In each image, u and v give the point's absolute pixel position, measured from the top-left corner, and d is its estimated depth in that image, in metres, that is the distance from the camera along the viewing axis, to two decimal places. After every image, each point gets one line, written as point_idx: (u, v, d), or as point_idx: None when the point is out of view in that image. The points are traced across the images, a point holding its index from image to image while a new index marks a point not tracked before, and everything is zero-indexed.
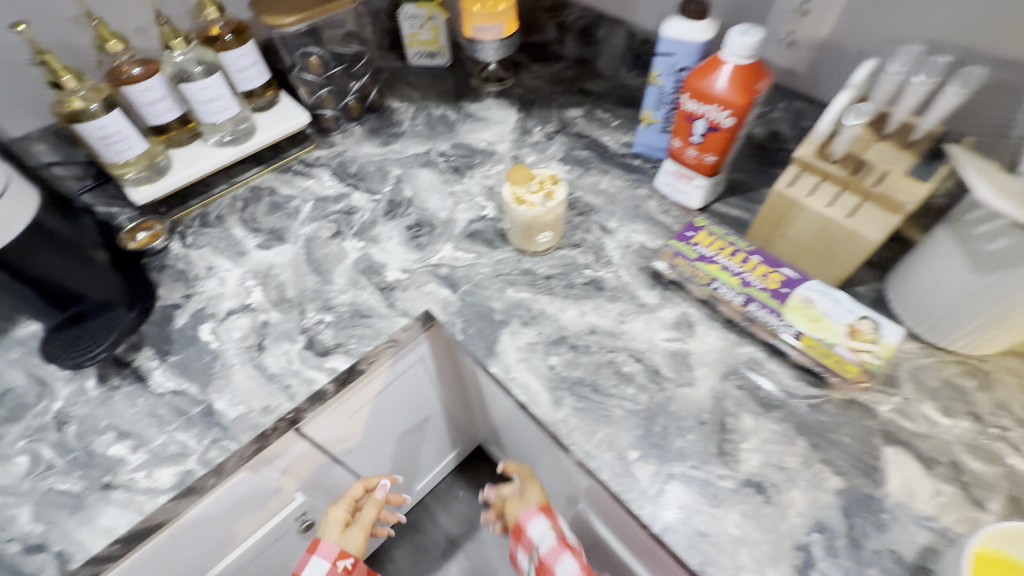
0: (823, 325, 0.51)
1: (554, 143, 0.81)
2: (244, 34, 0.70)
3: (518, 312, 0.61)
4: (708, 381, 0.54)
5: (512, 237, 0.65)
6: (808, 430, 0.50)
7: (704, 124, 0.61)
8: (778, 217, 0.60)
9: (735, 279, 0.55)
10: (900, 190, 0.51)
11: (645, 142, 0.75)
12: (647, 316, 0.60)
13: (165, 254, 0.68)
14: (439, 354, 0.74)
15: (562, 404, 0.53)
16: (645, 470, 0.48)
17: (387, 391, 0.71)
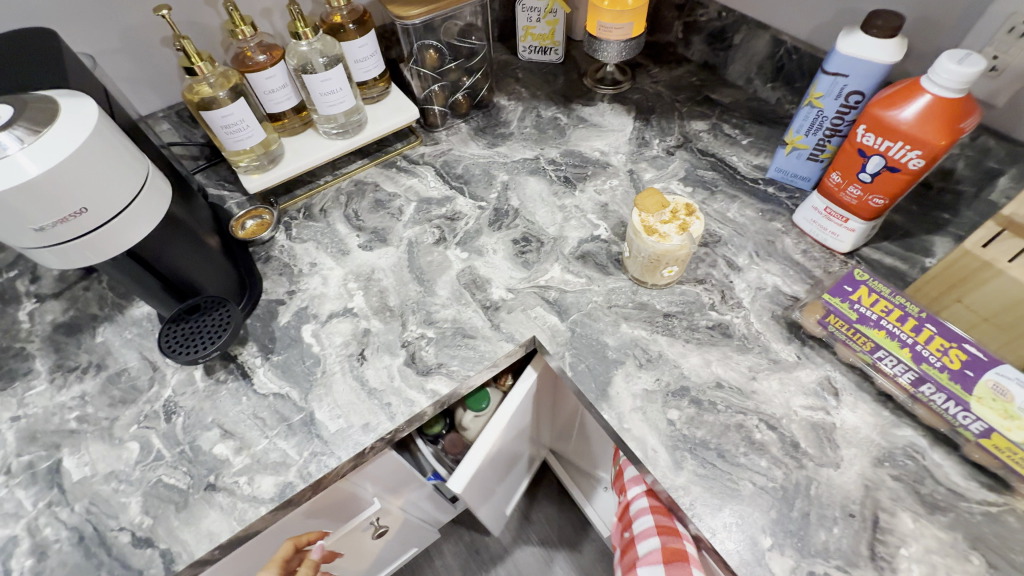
0: (1021, 425, 0.42)
1: (676, 158, 0.73)
2: (366, 23, 0.66)
3: (634, 352, 0.55)
4: (857, 465, 0.47)
5: (631, 266, 0.59)
6: (986, 545, 0.42)
7: (881, 162, 0.51)
8: (959, 280, 0.50)
9: (906, 351, 0.47)
10: None
11: (783, 167, 0.66)
12: (783, 375, 0.52)
13: (270, 244, 0.67)
14: (548, 392, 0.72)
15: (683, 467, 0.48)
16: (780, 564, 0.42)
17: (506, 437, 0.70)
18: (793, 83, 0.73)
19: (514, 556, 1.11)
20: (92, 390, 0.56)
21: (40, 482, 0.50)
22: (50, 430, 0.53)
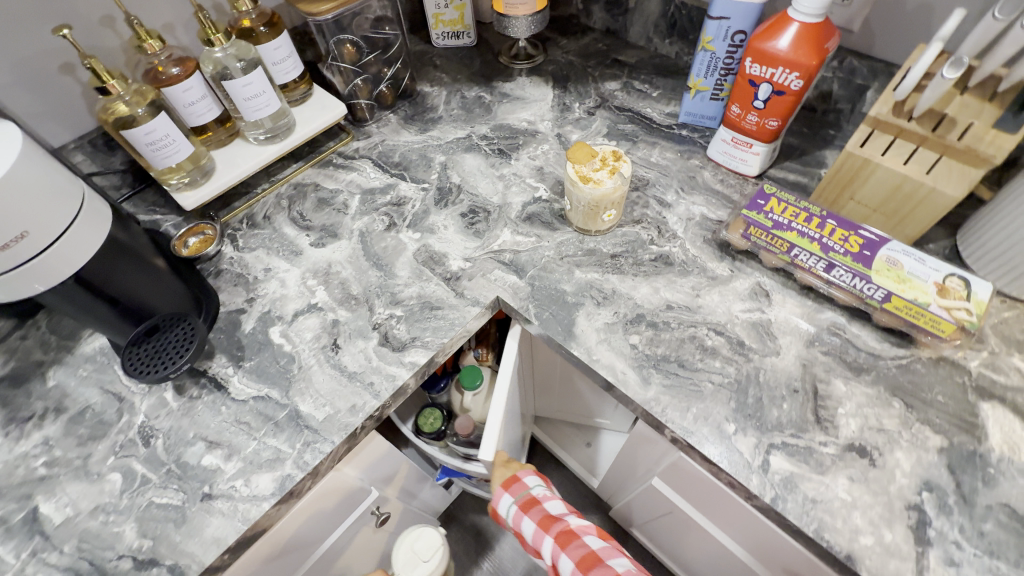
0: (912, 285, 0.50)
1: (597, 117, 0.78)
2: (278, 25, 0.67)
3: (590, 293, 0.60)
4: (794, 349, 0.54)
5: (573, 218, 0.64)
6: (902, 390, 0.50)
7: (769, 88, 0.58)
8: (847, 179, 0.58)
9: (815, 245, 0.54)
10: (985, 143, 0.48)
11: (692, 111, 0.73)
12: (721, 288, 0.59)
13: (217, 259, 0.66)
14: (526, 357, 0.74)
15: (650, 382, 0.53)
16: (746, 443, 0.49)
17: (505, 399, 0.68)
18: (687, 35, 0.80)
19: None
20: (55, 434, 0.53)
21: (17, 534, 0.48)
22: (16, 483, 0.50)
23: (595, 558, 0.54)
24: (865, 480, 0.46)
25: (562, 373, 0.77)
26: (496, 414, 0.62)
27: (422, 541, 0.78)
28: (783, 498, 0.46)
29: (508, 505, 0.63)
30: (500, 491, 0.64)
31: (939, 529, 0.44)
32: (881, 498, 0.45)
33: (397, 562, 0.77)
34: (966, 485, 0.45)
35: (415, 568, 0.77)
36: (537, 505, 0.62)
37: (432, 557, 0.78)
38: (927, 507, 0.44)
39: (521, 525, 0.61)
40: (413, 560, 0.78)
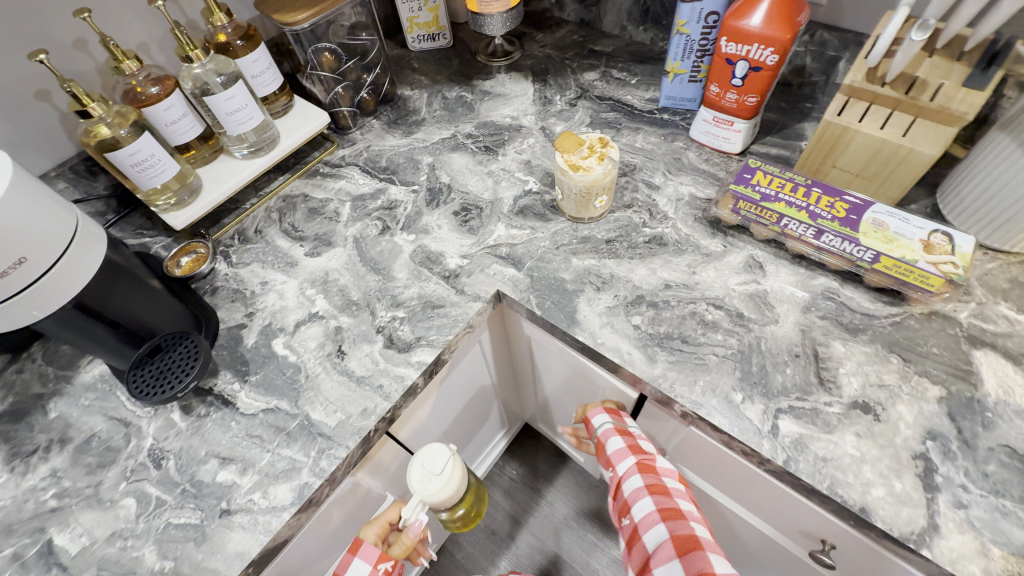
0: (899, 244, 0.52)
1: (579, 108, 0.79)
2: (255, 38, 0.67)
3: (589, 279, 0.60)
4: (791, 317, 0.55)
5: (566, 207, 0.65)
6: (898, 346, 0.52)
7: (746, 65, 0.60)
8: (828, 148, 0.59)
9: (804, 214, 0.56)
10: (957, 101, 0.50)
11: (672, 95, 0.75)
12: (716, 263, 0.60)
13: (212, 276, 0.66)
14: (505, 339, 0.76)
15: (656, 359, 0.54)
16: (754, 410, 0.50)
17: (457, 376, 0.70)
18: (660, 22, 0.81)
19: (528, 521, 1.16)
20: (62, 465, 0.53)
21: (33, 568, 0.47)
22: (26, 517, 0.49)
23: (680, 514, 0.50)
24: (871, 435, 0.47)
25: (535, 356, 0.76)
26: (433, 388, 0.64)
27: (426, 462, 0.60)
28: (795, 460, 0.47)
29: (614, 442, 0.59)
30: (614, 428, 0.60)
31: (946, 474, 0.45)
32: (888, 451, 0.46)
33: (409, 481, 0.59)
34: (967, 430, 0.47)
35: (434, 482, 0.59)
36: (632, 434, 0.60)
37: (440, 472, 0.59)
38: (933, 455, 0.46)
39: (614, 451, 0.58)
40: (424, 478, 0.59)
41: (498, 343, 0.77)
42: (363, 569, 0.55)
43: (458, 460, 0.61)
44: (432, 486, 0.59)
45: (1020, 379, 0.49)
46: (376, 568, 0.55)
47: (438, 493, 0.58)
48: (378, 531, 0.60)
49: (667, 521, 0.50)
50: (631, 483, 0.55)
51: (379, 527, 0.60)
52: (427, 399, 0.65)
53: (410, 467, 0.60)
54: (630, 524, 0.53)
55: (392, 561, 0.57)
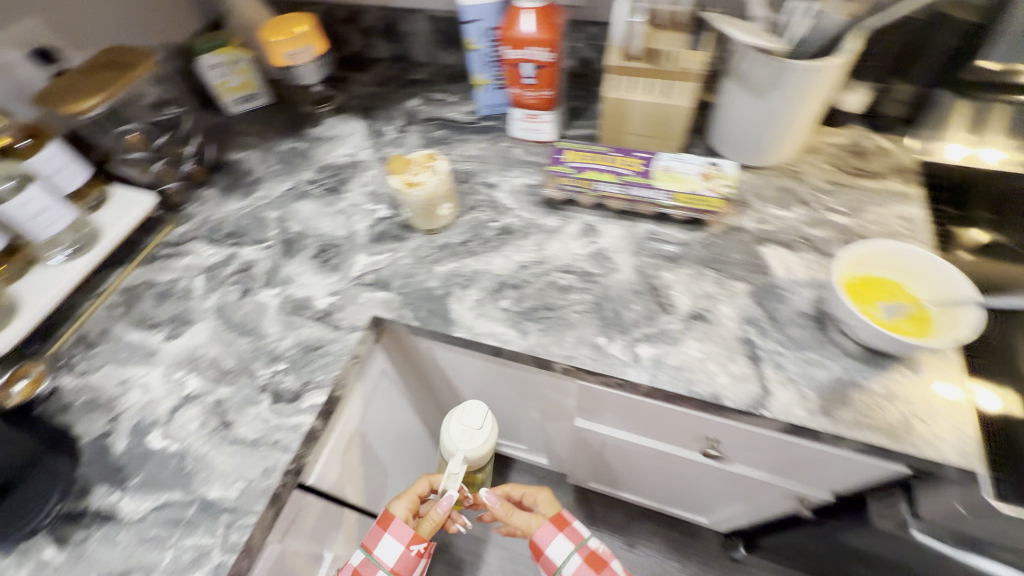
0: (685, 181, 0.64)
1: (411, 133, 0.85)
2: (42, 136, 0.63)
3: (455, 280, 0.65)
4: (628, 262, 0.64)
5: (417, 223, 0.69)
6: (710, 261, 0.63)
7: (531, 66, 0.69)
8: (617, 118, 0.70)
9: (609, 175, 0.66)
10: (689, 61, 0.64)
11: (488, 103, 0.83)
12: (558, 236, 0.68)
13: (58, 394, 0.60)
14: (406, 363, 0.77)
15: (529, 331, 0.60)
16: (616, 346, 0.57)
17: (370, 411, 0.70)
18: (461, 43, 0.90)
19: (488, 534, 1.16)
20: None
21: None
22: None
23: None
24: (706, 336, 0.57)
25: (444, 369, 0.78)
26: (345, 430, 0.65)
27: (467, 416, 0.67)
28: (657, 376, 0.55)
29: (563, 552, 0.56)
30: (555, 531, 0.57)
31: (765, 347, 0.56)
32: (722, 344, 0.56)
33: (451, 438, 0.66)
34: (771, 308, 0.58)
35: (472, 438, 0.65)
36: (565, 520, 0.59)
37: (479, 425, 0.66)
38: (753, 335, 0.57)
39: (568, 565, 0.55)
40: (464, 431, 0.66)
41: (403, 368, 0.78)
42: (397, 549, 0.54)
43: (490, 421, 0.67)
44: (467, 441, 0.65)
45: (796, 259, 0.62)
46: (410, 549, 0.54)
47: (479, 448, 0.65)
48: (409, 505, 0.61)
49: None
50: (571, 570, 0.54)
51: (410, 501, 0.61)
52: (339, 444, 0.65)
53: (447, 417, 0.68)
54: None
55: (422, 538, 0.56)
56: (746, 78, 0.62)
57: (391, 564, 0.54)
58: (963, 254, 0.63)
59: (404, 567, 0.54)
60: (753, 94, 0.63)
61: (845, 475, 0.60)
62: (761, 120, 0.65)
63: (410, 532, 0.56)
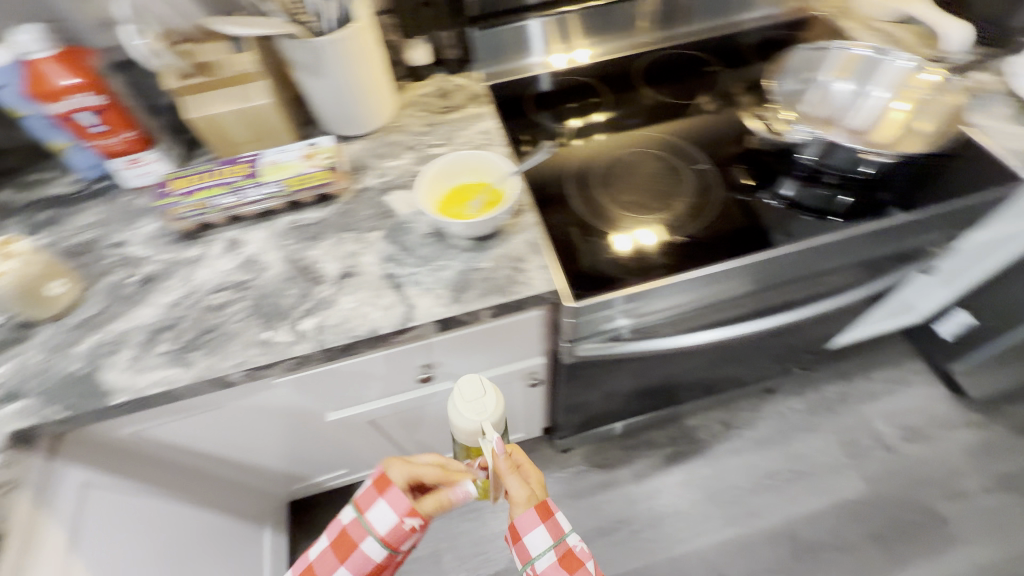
0: (289, 167, 0.71)
1: (7, 229, 0.74)
2: None
3: (101, 351, 0.61)
4: (276, 257, 0.68)
5: (32, 314, 0.62)
6: (346, 225, 0.70)
7: (88, 112, 0.66)
8: (218, 133, 0.72)
9: (221, 187, 0.70)
10: (240, 64, 0.69)
11: (87, 164, 0.75)
12: (203, 262, 0.68)
13: None
14: (119, 454, 0.68)
15: (194, 361, 0.59)
16: (282, 333, 0.61)
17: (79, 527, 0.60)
18: None
19: None
20: None
21: None
22: None
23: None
24: (356, 287, 0.64)
25: (167, 438, 0.71)
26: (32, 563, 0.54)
27: (468, 390, 0.50)
28: (323, 339, 0.60)
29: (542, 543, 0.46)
30: (536, 522, 0.47)
31: (405, 273, 0.65)
32: (370, 287, 0.64)
33: (462, 410, 0.49)
34: (403, 241, 0.68)
35: (487, 409, 0.49)
36: (550, 514, 0.48)
37: (488, 404, 0.49)
38: (393, 269, 0.65)
39: (541, 561, 0.46)
40: (471, 410, 0.49)
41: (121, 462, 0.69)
42: (390, 520, 0.47)
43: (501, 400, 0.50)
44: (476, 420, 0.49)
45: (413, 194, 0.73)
46: (404, 522, 0.47)
47: (496, 410, 0.49)
48: (408, 471, 0.50)
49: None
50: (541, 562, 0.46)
51: (409, 468, 0.50)
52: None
53: (456, 392, 0.50)
54: None
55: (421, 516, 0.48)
56: (297, 63, 0.71)
57: (384, 535, 0.47)
58: (546, 134, 0.82)
59: (396, 540, 0.47)
60: (311, 74, 0.71)
61: (523, 337, 0.73)
62: (335, 95, 0.74)
63: (407, 503, 0.48)
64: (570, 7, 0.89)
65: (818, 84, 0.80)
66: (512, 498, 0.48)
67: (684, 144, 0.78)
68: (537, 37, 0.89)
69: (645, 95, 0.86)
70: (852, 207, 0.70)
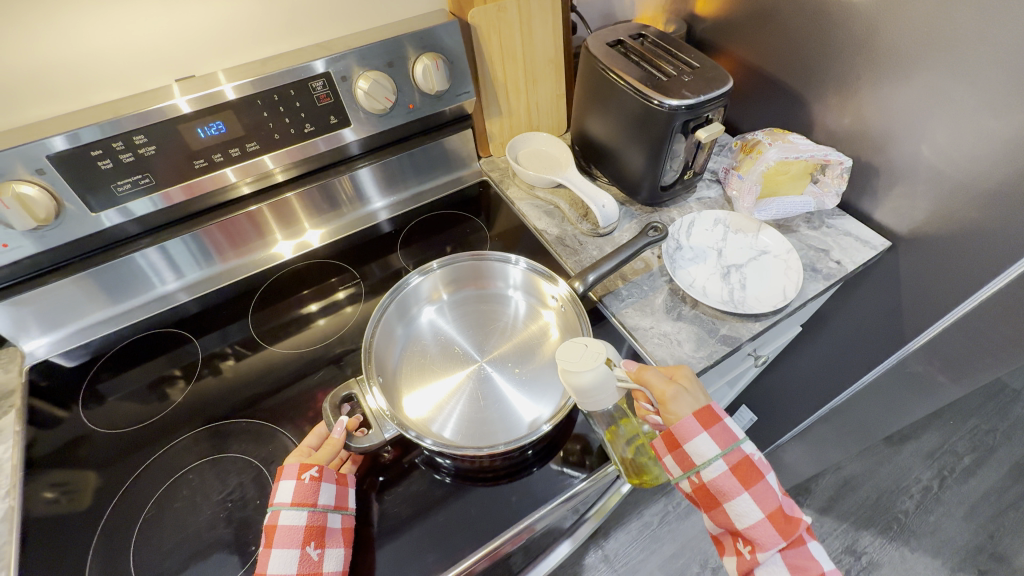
0: None
1: None
2: None
3: None
4: None
5: None
6: None
7: None
8: None
9: None
10: None
11: None
12: None
13: None
14: None
15: None
16: None
17: None
18: None
19: None
20: None
21: None
22: None
23: (797, 543, 0.46)
24: None
25: None
26: None
27: (566, 356, 0.50)
28: None
29: (710, 451, 0.47)
30: (699, 428, 0.48)
31: None
32: None
33: (578, 366, 0.49)
34: None
35: (607, 386, 0.49)
36: (752, 470, 0.47)
37: (589, 369, 0.48)
38: None
39: (709, 469, 0.47)
40: (589, 364, 0.49)
41: None
42: (291, 485, 0.47)
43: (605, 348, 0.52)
44: (580, 388, 0.49)
45: None
46: (304, 478, 0.47)
47: (601, 376, 0.49)
48: (298, 457, 0.50)
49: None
50: (750, 503, 0.45)
51: (299, 453, 0.50)
52: None
53: (563, 366, 0.49)
54: (746, 555, 0.46)
55: (319, 464, 0.48)
56: None
57: (333, 503, 0.48)
58: (143, 424, 0.61)
59: (307, 498, 0.46)
60: None
61: None
62: None
63: (298, 466, 0.48)
64: (288, 193, 0.73)
65: (431, 322, 0.66)
66: (672, 410, 0.50)
67: (288, 433, 0.58)
68: (208, 247, 0.72)
69: (341, 296, 0.74)
70: (525, 457, 0.57)
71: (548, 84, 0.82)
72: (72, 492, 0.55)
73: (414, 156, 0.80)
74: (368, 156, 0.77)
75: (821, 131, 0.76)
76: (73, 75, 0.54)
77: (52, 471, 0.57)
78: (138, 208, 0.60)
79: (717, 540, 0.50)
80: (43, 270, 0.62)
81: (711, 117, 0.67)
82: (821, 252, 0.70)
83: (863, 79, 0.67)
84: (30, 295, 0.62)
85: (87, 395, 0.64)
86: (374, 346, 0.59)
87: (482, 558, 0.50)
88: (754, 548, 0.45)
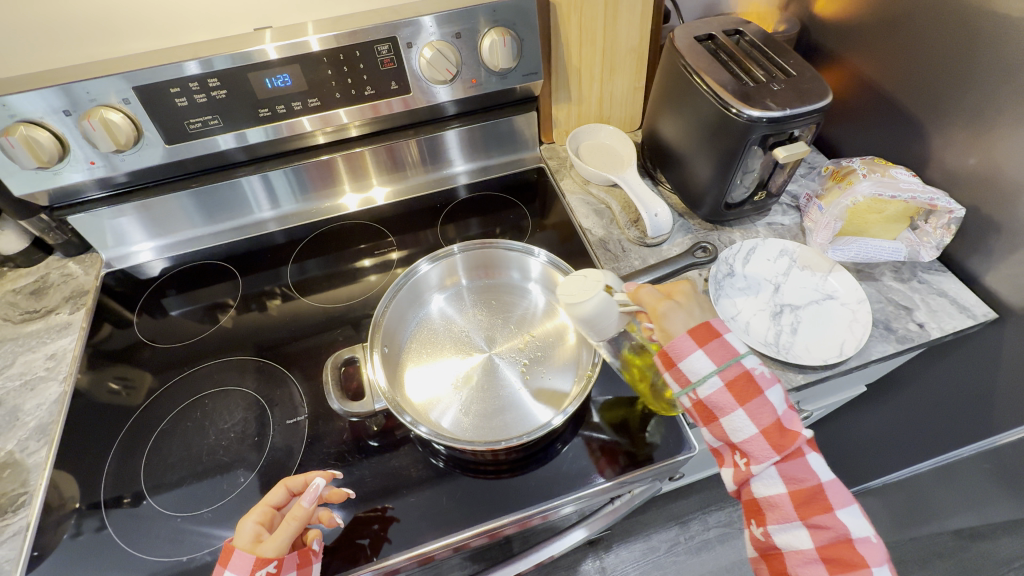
0: None
1: None
2: None
3: None
4: None
5: None
6: None
7: None
8: None
9: None
10: None
11: None
12: None
13: None
14: None
15: None
16: None
17: None
18: None
19: None
20: None
21: None
22: None
23: (798, 453, 0.42)
24: None
25: None
26: None
27: (567, 290, 0.49)
28: None
29: (704, 368, 0.42)
30: (693, 347, 0.43)
31: None
32: None
33: (579, 299, 0.47)
34: None
35: (613, 309, 0.48)
36: (753, 382, 0.42)
37: (591, 298, 0.47)
38: None
39: (704, 385, 0.42)
40: (588, 292, 0.48)
41: None
42: None
43: (603, 274, 0.51)
44: (587, 318, 0.47)
45: None
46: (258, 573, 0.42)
47: (601, 298, 0.47)
48: (259, 521, 0.45)
49: (814, 526, 0.41)
50: (750, 418, 0.41)
51: (260, 515, 0.46)
52: None
53: (567, 300, 0.48)
54: (741, 468, 0.43)
55: (276, 558, 0.43)
56: None
57: None
58: (182, 344, 0.66)
59: None
60: None
61: None
62: None
63: (251, 558, 0.43)
64: (358, 147, 0.75)
65: (445, 307, 0.66)
66: (666, 327, 0.45)
67: (296, 382, 0.60)
68: (299, 184, 0.76)
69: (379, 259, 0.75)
70: (519, 458, 0.55)
71: (627, 75, 0.77)
72: (119, 391, 0.61)
73: (478, 132, 0.78)
74: (427, 125, 0.76)
75: (938, 169, 0.64)
76: (172, 15, 0.59)
77: (100, 369, 0.64)
78: (253, 136, 0.65)
79: (713, 452, 0.46)
80: (127, 189, 0.68)
81: (798, 136, 0.59)
82: (902, 310, 0.60)
83: (1002, 114, 0.55)
84: (113, 209, 0.69)
85: (144, 309, 0.71)
86: (383, 324, 0.60)
87: (478, 535, 0.50)
88: (748, 461, 0.43)
